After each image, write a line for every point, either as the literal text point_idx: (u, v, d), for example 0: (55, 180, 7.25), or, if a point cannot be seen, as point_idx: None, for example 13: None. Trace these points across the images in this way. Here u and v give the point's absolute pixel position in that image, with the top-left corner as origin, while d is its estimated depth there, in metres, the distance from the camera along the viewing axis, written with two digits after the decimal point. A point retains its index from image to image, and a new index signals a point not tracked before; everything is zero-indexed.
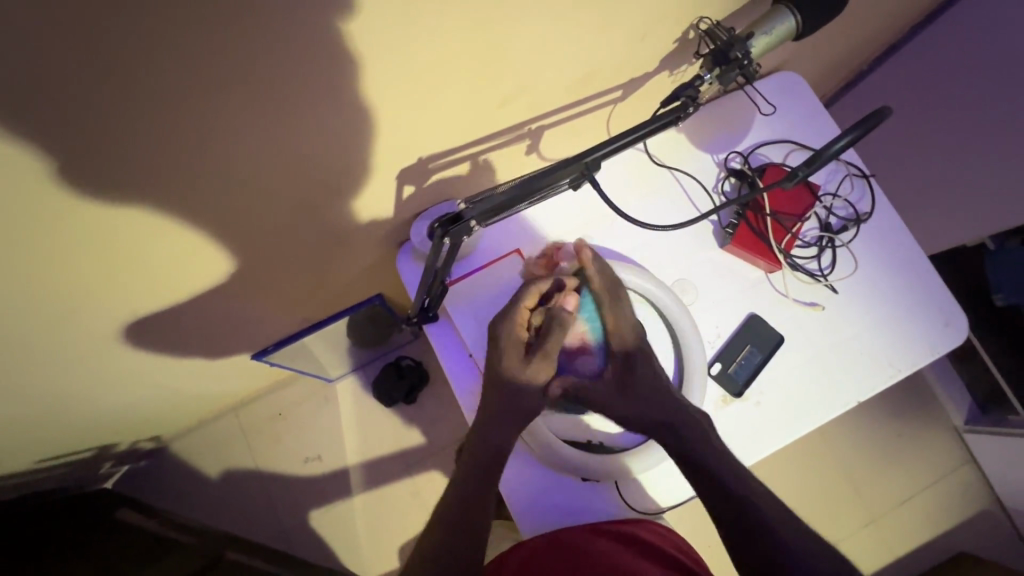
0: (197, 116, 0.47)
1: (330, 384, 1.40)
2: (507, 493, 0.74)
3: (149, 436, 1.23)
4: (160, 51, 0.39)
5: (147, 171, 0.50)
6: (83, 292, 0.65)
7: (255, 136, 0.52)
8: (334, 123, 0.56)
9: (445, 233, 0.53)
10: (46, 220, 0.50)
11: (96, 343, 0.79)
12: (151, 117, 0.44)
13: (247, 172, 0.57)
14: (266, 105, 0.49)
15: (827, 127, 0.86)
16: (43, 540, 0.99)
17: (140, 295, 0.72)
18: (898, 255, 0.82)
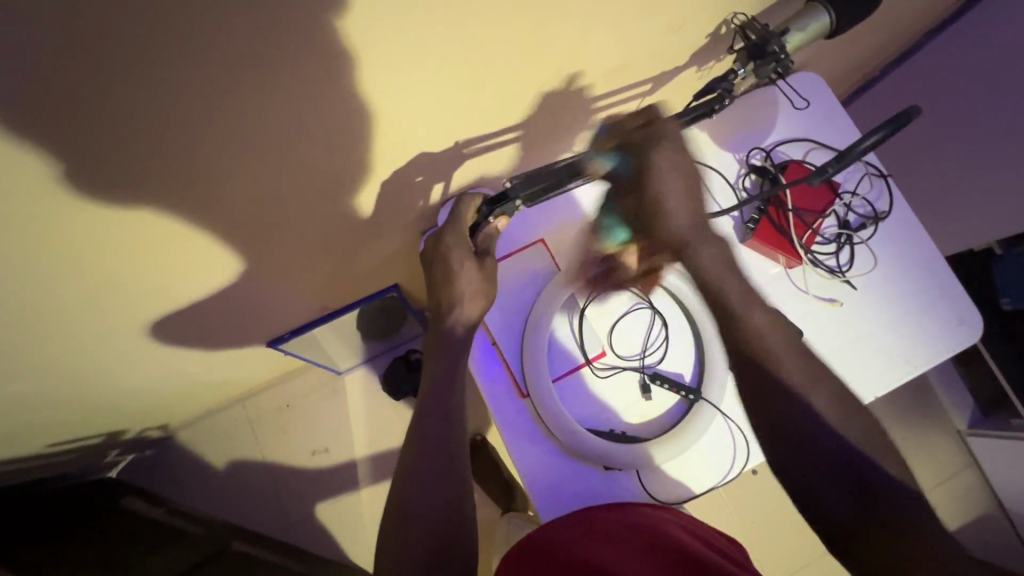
0: (251, 101, 0.47)
1: (339, 376, 1.39)
2: (528, 483, 0.74)
3: (157, 424, 1.22)
4: (229, 29, 0.39)
5: (196, 152, 0.50)
6: (113, 274, 0.64)
7: (301, 120, 0.53)
8: (377, 109, 0.56)
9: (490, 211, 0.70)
10: (91, 201, 0.50)
11: (118, 328, 0.78)
12: (208, 100, 0.45)
13: (289, 156, 0.57)
14: (319, 87, 0.49)
15: (847, 127, 0.88)
16: (53, 527, 0.98)
17: (167, 280, 0.72)
18: (915, 254, 0.83)
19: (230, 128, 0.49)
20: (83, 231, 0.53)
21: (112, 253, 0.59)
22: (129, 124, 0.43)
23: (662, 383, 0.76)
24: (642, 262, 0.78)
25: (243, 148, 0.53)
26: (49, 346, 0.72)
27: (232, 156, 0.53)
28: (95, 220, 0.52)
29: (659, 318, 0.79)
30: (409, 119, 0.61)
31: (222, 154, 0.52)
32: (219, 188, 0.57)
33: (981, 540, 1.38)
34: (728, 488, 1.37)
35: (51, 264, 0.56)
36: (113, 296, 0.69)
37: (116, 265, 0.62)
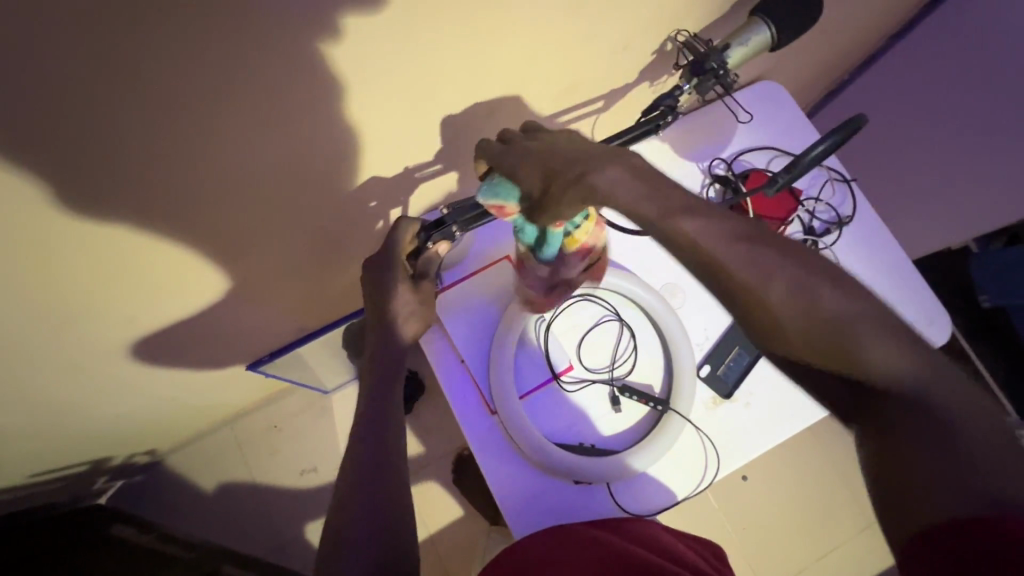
0: (201, 140, 0.48)
1: (326, 395, 1.40)
2: (501, 501, 0.74)
3: (144, 449, 1.23)
4: (169, 76, 0.41)
5: (152, 191, 0.52)
6: (81, 307, 0.65)
7: (255, 155, 0.54)
8: (330, 140, 0.58)
9: (430, 238, 0.67)
10: (49, 240, 0.51)
11: (95, 358, 0.79)
12: (157, 142, 0.46)
13: (247, 188, 0.59)
14: (267, 123, 0.51)
15: (808, 134, 0.89)
16: (40, 555, 0.99)
17: (138, 310, 0.73)
18: (881, 257, 0.84)
19: (183, 165, 0.50)
20: (44, 268, 0.55)
21: (77, 288, 0.61)
22: (80, 168, 0.45)
23: (631, 395, 0.76)
24: (609, 275, 0.78)
25: (198, 183, 0.54)
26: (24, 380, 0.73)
27: (188, 192, 0.54)
28: (55, 257, 0.54)
29: (626, 330, 0.80)
30: (363, 147, 0.62)
31: (178, 191, 0.54)
32: (179, 221, 0.58)
33: None
34: (718, 494, 1.37)
35: (16, 301, 0.57)
36: (85, 328, 0.71)
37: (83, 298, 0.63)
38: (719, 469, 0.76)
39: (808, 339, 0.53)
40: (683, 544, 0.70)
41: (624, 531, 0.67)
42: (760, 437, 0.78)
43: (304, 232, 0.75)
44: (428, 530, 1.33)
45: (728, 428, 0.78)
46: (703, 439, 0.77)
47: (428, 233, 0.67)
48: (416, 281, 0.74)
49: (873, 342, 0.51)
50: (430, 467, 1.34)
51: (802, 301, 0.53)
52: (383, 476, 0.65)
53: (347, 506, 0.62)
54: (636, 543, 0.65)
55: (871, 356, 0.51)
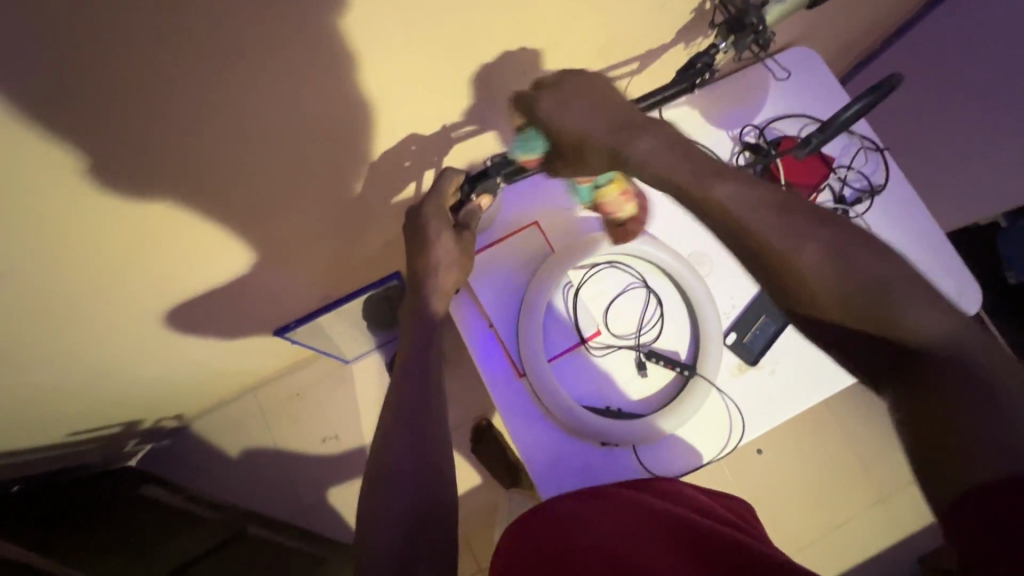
0: (253, 92, 0.48)
1: (346, 365, 1.42)
2: (528, 461, 0.76)
3: (173, 414, 1.26)
4: (216, 28, 0.40)
5: (193, 151, 0.51)
6: (126, 269, 0.66)
7: (302, 111, 0.54)
8: (375, 99, 0.57)
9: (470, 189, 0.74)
10: (102, 196, 0.51)
11: (133, 322, 0.81)
12: (211, 92, 0.46)
13: (291, 147, 0.58)
14: (308, 84, 0.50)
15: (841, 102, 0.87)
16: (75, 513, 1.03)
17: (180, 273, 0.73)
18: (911, 227, 0.83)
19: (232, 118, 0.50)
20: (96, 226, 0.55)
21: (126, 248, 0.61)
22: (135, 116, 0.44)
23: (657, 360, 0.77)
24: (638, 243, 0.78)
25: (246, 140, 0.54)
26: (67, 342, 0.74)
27: (235, 148, 0.54)
28: (107, 214, 0.54)
29: (653, 297, 0.80)
30: (403, 106, 0.62)
31: (227, 147, 0.53)
32: (224, 181, 0.58)
33: None
34: (732, 464, 1.39)
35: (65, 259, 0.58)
36: (127, 291, 0.71)
37: (129, 259, 0.64)
38: (743, 435, 0.77)
39: (844, 300, 0.54)
40: (711, 501, 0.71)
41: (661, 490, 0.68)
42: (785, 404, 0.78)
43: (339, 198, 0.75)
44: None
45: (753, 394, 0.78)
46: (729, 406, 0.78)
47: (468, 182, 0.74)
48: (459, 231, 0.75)
49: (909, 306, 0.52)
50: None
51: (838, 262, 0.55)
52: (419, 437, 0.65)
53: (383, 464, 0.64)
54: (676, 501, 0.66)
55: (906, 317, 0.52)
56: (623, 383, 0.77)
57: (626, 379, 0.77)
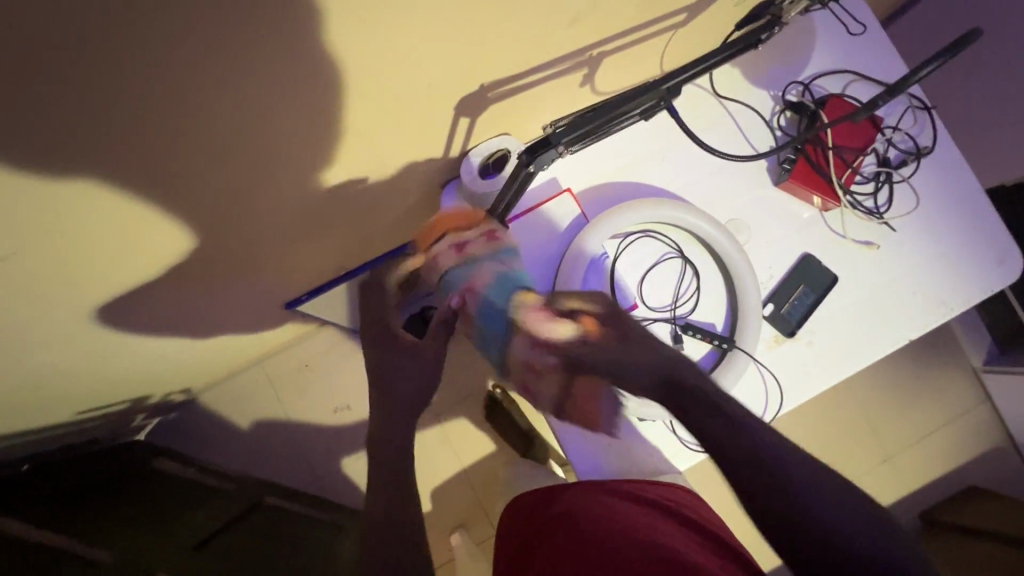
0: (285, 34, 0.41)
1: (355, 335, 1.39)
2: (560, 436, 0.76)
3: (180, 388, 1.22)
4: None
5: (202, 113, 0.45)
6: (136, 245, 0.60)
7: (332, 65, 0.47)
8: (415, 50, 0.50)
9: (531, 163, 0.51)
10: (114, 154, 0.45)
11: (142, 302, 0.75)
12: (238, 32, 0.39)
13: (318, 104, 0.52)
14: (334, 40, 0.44)
15: (891, 56, 0.81)
16: (90, 490, 1.01)
17: (192, 250, 0.68)
18: (957, 192, 0.80)
19: (261, 66, 0.43)
20: (104, 194, 0.49)
21: (135, 220, 0.55)
22: (154, 59, 0.38)
23: (694, 334, 0.75)
24: (678, 210, 0.74)
25: (272, 93, 0.47)
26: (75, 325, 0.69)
27: (259, 102, 0.47)
28: (116, 179, 0.48)
29: (690, 269, 0.77)
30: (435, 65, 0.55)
31: (250, 101, 0.47)
32: (244, 141, 0.52)
33: (995, 469, 1.43)
34: None
35: (72, 233, 0.52)
36: (135, 270, 0.66)
37: (139, 234, 0.58)
38: (780, 407, 0.76)
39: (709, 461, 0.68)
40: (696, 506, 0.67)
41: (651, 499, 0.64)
42: (820, 376, 0.77)
43: (361, 168, 0.68)
44: (462, 464, 1.37)
45: (789, 365, 0.77)
46: (766, 379, 0.76)
47: (529, 155, 0.50)
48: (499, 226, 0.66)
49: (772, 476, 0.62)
50: (462, 404, 1.37)
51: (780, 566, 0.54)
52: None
53: None
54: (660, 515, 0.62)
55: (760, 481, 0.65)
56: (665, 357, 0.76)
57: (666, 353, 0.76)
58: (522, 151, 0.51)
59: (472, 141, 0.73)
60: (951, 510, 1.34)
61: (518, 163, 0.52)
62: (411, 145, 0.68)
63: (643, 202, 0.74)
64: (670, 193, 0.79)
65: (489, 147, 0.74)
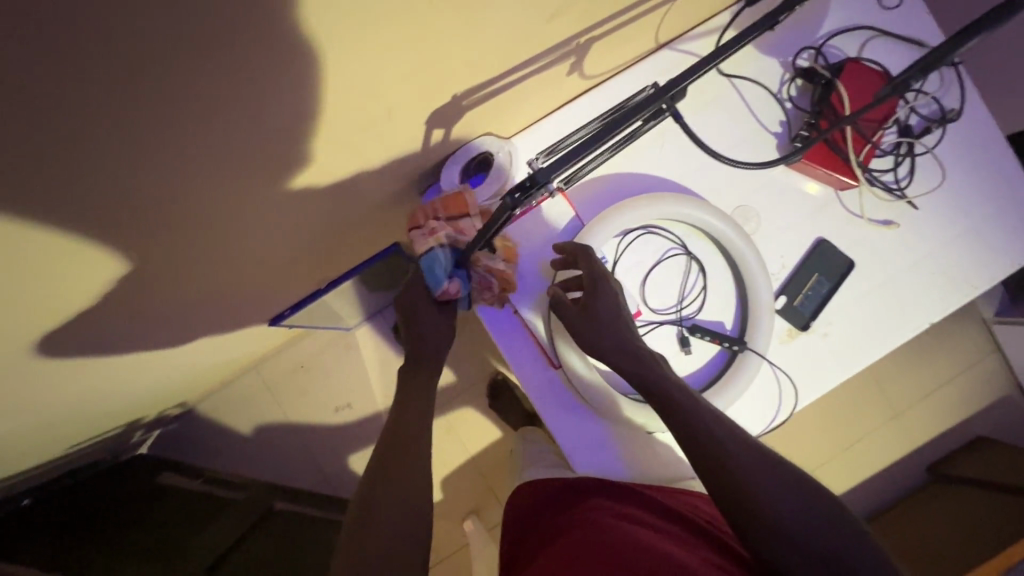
0: (213, 81, 0.33)
1: (348, 332, 1.35)
2: (568, 453, 0.72)
3: (176, 403, 1.19)
4: (128, 38, 0.27)
5: (136, 190, 0.39)
6: (96, 314, 0.54)
7: (278, 108, 0.40)
8: (373, 67, 0.42)
9: (518, 204, 0.45)
10: (44, 246, 0.38)
11: (117, 355, 0.70)
12: (151, 92, 0.31)
13: (271, 149, 0.45)
14: (275, 83, 0.37)
15: (914, 7, 0.73)
16: (100, 519, 1.00)
17: (158, 303, 0.62)
18: (983, 157, 0.73)
19: (190, 123, 0.35)
20: (44, 286, 0.43)
21: (91, 296, 0.49)
22: (56, 141, 0.30)
23: (702, 336, 0.70)
24: (681, 204, 0.68)
25: (217, 147, 0.40)
26: (46, 394, 0.63)
27: (202, 163, 0.41)
28: (57, 269, 0.41)
29: (695, 265, 0.72)
30: (401, 88, 0.47)
31: (189, 160, 0.39)
32: (193, 198, 0.44)
33: (1002, 419, 1.42)
34: None
35: (21, 324, 0.46)
36: (103, 331, 0.60)
37: (100, 304, 0.52)
38: (797, 404, 0.72)
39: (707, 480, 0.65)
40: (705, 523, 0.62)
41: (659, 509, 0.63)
42: (837, 369, 0.72)
43: (330, 191, 0.61)
44: (469, 452, 1.36)
45: (803, 361, 0.72)
46: (780, 377, 0.72)
47: (517, 196, 0.44)
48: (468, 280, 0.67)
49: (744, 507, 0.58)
50: (464, 394, 1.35)
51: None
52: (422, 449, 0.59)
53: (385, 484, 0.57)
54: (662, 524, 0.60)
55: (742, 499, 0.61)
56: (683, 360, 0.71)
57: (684, 354, 0.71)
58: (507, 192, 0.45)
59: (450, 148, 0.66)
60: (958, 463, 1.34)
61: (505, 205, 0.46)
62: (381, 161, 0.60)
63: (642, 199, 0.68)
64: (672, 184, 0.72)
65: (469, 152, 0.67)
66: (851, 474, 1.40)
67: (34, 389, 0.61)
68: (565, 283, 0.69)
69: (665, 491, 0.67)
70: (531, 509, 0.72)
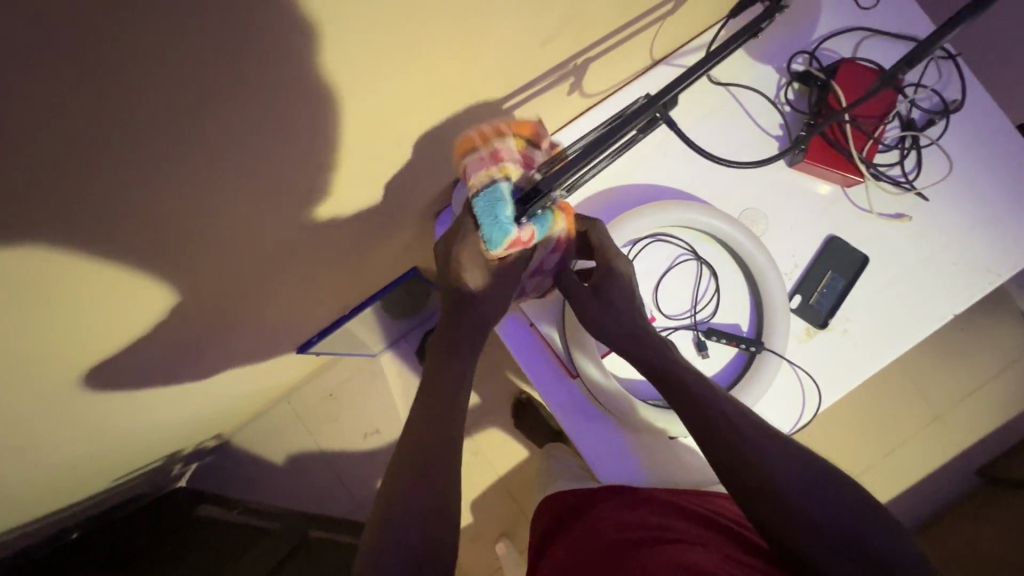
0: (237, 121, 0.36)
1: (373, 359, 1.39)
2: (592, 462, 0.72)
3: (211, 435, 1.23)
4: (167, 91, 0.31)
5: (174, 228, 0.43)
6: (139, 347, 0.58)
7: (298, 143, 0.44)
8: (381, 101, 0.45)
9: (525, 214, 0.50)
10: (98, 285, 0.42)
11: (158, 388, 0.74)
12: (185, 135, 0.34)
13: (293, 181, 0.49)
14: (294, 122, 0.41)
15: (905, 6, 0.74)
16: (143, 551, 1.03)
17: (193, 335, 0.65)
18: (993, 146, 0.73)
19: (221, 161, 0.39)
20: (95, 321, 0.47)
21: (135, 328, 0.53)
22: (104, 187, 0.34)
23: (718, 338, 0.70)
24: (688, 211, 0.70)
25: (244, 182, 0.44)
26: (95, 425, 0.67)
27: (231, 197, 0.44)
28: (106, 305, 0.45)
29: (706, 269, 0.73)
30: (410, 117, 0.51)
31: (221, 196, 0.43)
32: (224, 231, 0.48)
33: None
34: None
35: (75, 359, 0.50)
36: (145, 364, 0.64)
37: (142, 338, 0.56)
38: (821, 403, 0.71)
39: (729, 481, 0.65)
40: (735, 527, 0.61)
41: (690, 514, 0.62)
42: (860, 366, 0.72)
43: (349, 219, 0.65)
44: (496, 474, 1.35)
45: (825, 359, 0.72)
46: (801, 377, 0.71)
47: (522, 206, 0.50)
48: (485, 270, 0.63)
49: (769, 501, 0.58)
50: (489, 414, 1.36)
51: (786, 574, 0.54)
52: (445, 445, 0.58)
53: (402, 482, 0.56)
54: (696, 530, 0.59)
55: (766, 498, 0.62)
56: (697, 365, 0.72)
57: (702, 358, 0.71)
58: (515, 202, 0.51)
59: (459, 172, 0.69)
60: (1010, 465, 1.27)
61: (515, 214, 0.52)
62: (394, 188, 0.64)
63: (648, 208, 0.70)
64: (678, 191, 0.74)
65: None
66: (895, 481, 1.34)
67: (85, 421, 0.65)
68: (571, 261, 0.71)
69: (691, 496, 0.66)
70: (557, 519, 0.72)
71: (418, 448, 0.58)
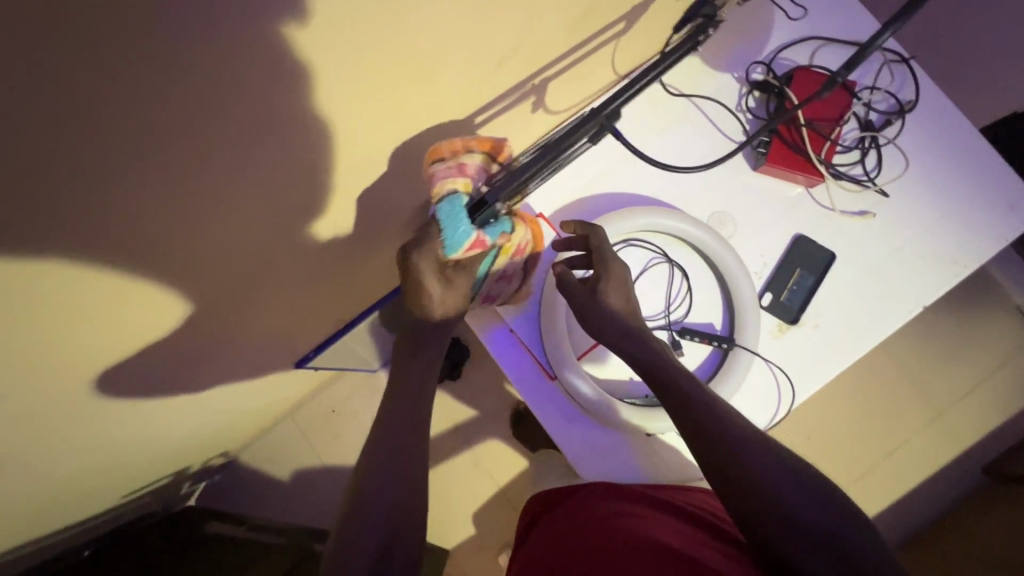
0: (228, 170, 0.41)
1: (373, 374, 1.42)
2: (575, 462, 0.75)
3: (218, 453, 1.27)
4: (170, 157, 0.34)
5: (177, 270, 0.46)
6: (147, 371, 0.62)
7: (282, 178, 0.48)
8: (356, 132, 0.49)
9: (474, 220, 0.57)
10: (111, 324, 0.46)
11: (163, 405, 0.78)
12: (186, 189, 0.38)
13: (279, 210, 0.53)
14: (279, 161, 0.45)
15: (856, 15, 0.78)
16: (153, 565, 1.06)
17: (194, 354, 0.69)
18: (951, 142, 0.76)
19: (216, 206, 0.43)
20: (110, 361, 0.51)
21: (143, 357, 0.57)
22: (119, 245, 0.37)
23: (692, 337, 0.73)
24: (657, 216, 0.73)
25: (238, 218, 0.48)
26: (104, 441, 0.72)
27: (227, 235, 0.48)
28: (119, 342, 0.49)
29: (678, 270, 0.75)
30: (382, 144, 0.55)
31: (218, 233, 0.47)
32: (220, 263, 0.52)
33: None
34: None
35: (91, 392, 0.54)
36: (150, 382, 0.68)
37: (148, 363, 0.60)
38: (795, 397, 0.73)
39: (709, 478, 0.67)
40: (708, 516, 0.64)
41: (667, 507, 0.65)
42: (833, 360, 0.74)
43: (335, 237, 0.69)
44: (498, 484, 1.37)
45: (798, 354, 0.74)
46: (776, 372, 0.73)
47: (471, 213, 0.57)
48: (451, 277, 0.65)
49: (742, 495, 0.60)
50: (488, 425, 1.38)
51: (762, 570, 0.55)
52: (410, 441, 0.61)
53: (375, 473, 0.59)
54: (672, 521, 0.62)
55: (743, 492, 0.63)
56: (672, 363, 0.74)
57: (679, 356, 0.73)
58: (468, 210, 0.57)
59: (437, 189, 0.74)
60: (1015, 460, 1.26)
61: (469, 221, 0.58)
62: (375, 206, 0.68)
63: (618, 214, 0.74)
64: (648, 198, 0.77)
65: None
66: (899, 481, 1.33)
67: (95, 438, 0.69)
68: (571, 262, 0.74)
69: (670, 492, 0.68)
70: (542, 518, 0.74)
71: (384, 446, 0.61)
